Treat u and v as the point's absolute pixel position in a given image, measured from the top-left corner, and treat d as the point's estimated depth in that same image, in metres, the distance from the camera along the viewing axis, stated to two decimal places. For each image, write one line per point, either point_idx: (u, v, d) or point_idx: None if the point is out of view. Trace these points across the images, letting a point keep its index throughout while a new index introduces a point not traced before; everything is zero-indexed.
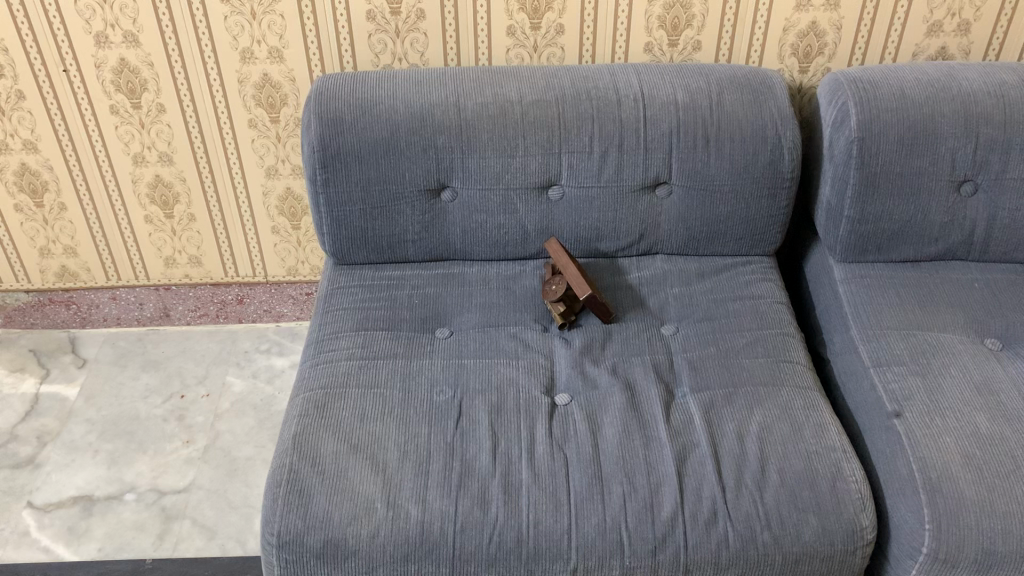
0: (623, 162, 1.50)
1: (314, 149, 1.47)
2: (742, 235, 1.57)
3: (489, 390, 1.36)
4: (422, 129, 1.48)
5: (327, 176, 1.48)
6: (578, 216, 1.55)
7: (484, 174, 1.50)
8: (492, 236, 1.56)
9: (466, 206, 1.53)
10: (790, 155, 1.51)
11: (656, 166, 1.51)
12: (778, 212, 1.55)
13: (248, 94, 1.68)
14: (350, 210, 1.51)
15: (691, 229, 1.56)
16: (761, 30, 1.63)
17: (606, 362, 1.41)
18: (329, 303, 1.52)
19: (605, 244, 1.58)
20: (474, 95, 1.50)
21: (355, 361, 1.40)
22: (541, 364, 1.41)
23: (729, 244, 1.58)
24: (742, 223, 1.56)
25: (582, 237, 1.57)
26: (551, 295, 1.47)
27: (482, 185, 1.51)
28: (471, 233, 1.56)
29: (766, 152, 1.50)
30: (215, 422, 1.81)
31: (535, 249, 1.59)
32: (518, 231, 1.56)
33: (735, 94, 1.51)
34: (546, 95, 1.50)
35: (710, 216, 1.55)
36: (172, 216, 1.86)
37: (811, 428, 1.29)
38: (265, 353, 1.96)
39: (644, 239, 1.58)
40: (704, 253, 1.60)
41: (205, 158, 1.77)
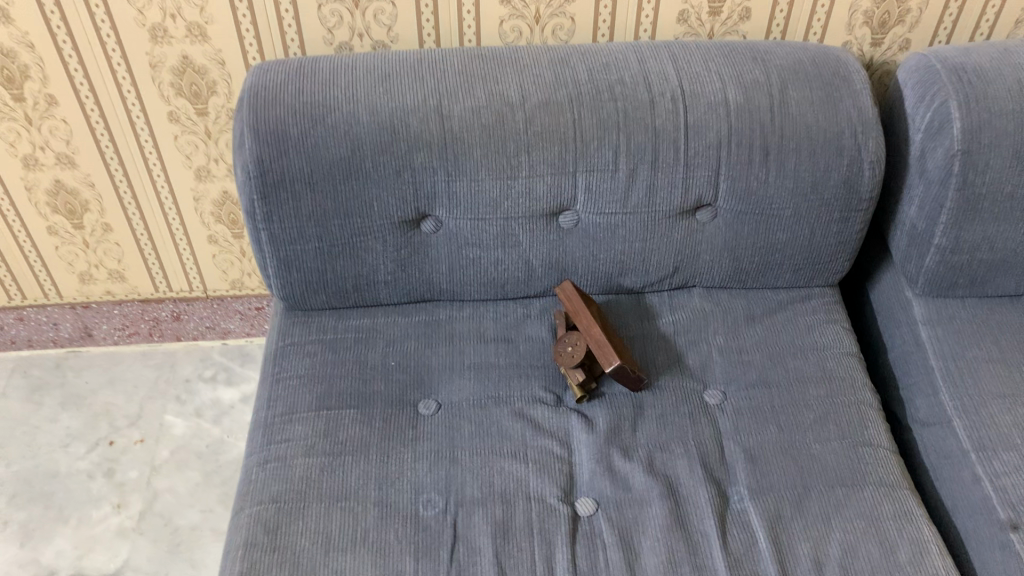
0: (656, 182, 1.16)
1: (249, 176, 1.10)
2: (800, 265, 1.25)
3: (492, 500, 1.06)
4: (393, 145, 1.11)
5: (268, 209, 1.12)
6: (597, 248, 1.21)
7: (476, 200, 1.15)
8: (487, 273, 1.22)
9: (453, 240, 1.19)
10: (871, 170, 1.16)
11: (698, 186, 1.17)
12: (849, 238, 1.22)
13: (165, 82, 1.29)
14: (302, 249, 1.16)
15: (739, 260, 1.23)
16: None
17: (638, 452, 1.10)
18: (280, 366, 1.19)
19: (630, 279, 1.25)
20: (461, 95, 1.13)
21: (315, 461, 1.09)
22: (556, 457, 1.10)
23: (785, 275, 1.26)
24: (802, 251, 1.23)
25: (600, 273, 1.24)
26: (566, 359, 1.14)
27: (474, 214, 1.16)
28: (459, 271, 1.22)
29: (841, 167, 1.15)
30: (153, 479, 1.50)
31: (540, 288, 1.25)
32: (520, 267, 1.22)
33: (800, 90, 1.15)
34: (556, 94, 1.14)
35: (763, 243, 1.22)
36: (82, 226, 1.48)
37: (907, 551, 1.01)
38: (210, 382, 1.64)
39: (679, 272, 1.25)
40: (752, 286, 1.28)
41: (116, 158, 1.39)
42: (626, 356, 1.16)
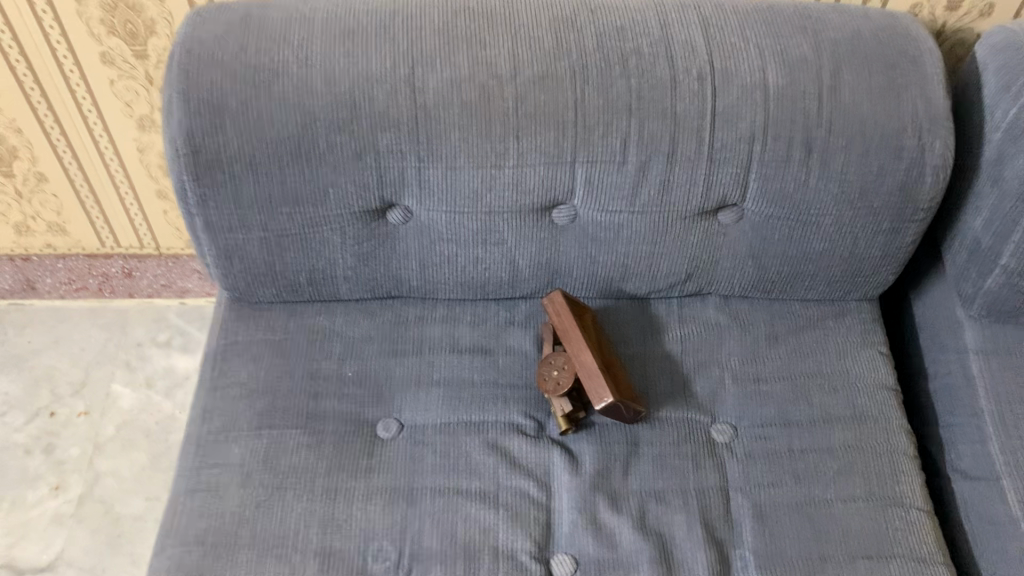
0: (672, 179, 0.96)
1: (178, 153, 0.91)
2: (837, 278, 1.05)
3: (454, 554, 0.90)
4: (352, 123, 0.91)
5: (203, 193, 0.93)
6: (597, 249, 1.02)
7: (453, 191, 0.96)
8: (465, 272, 1.03)
9: (425, 233, 1.00)
10: (934, 176, 0.95)
11: (721, 185, 0.96)
12: (898, 251, 1.02)
13: (94, 18, 1.08)
14: (245, 238, 0.98)
15: (765, 269, 1.04)
16: None
17: (628, 501, 0.94)
18: (219, 371, 1.02)
19: (634, 285, 1.06)
20: (439, 63, 0.92)
21: (252, 494, 0.93)
22: (532, 502, 0.94)
23: (818, 288, 1.07)
24: (841, 264, 1.03)
25: (599, 276, 1.05)
26: (551, 387, 0.97)
27: (450, 207, 0.97)
28: (432, 269, 1.03)
29: (899, 172, 0.95)
30: (95, 458, 1.35)
31: (528, 289, 1.07)
32: (505, 267, 1.03)
33: (855, 75, 0.94)
34: (556, 66, 0.92)
35: (795, 253, 1.02)
36: (12, 175, 1.29)
37: None
38: (163, 347, 1.48)
39: (693, 280, 1.05)
40: (777, 297, 1.09)
41: (44, 102, 1.18)
42: (620, 382, 0.99)
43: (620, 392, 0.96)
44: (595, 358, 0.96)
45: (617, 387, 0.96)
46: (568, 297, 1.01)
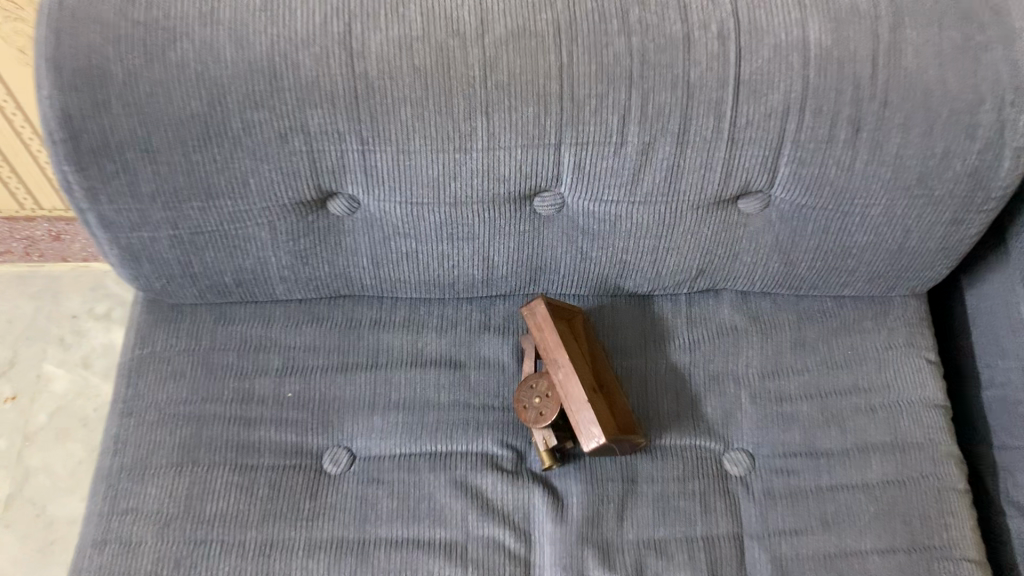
0: (681, 164, 0.76)
1: (53, 140, 0.71)
2: (879, 273, 0.87)
3: None
4: (273, 98, 0.71)
5: (91, 185, 0.74)
6: (588, 243, 0.83)
7: (406, 179, 0.76)
8: (428, 270, 0.85)
9: (376, 227, 0.81)
10: (1014, 158, 0.75)
11: (744, 170, 0.77)
12: (958, 244, 0.83)
13: None
14: (153, 235, 0.79)
15: (793, 264, 0.85)
16: None
17: (622, 555, 0.78)
18: (136, 390, 0.85)
19: (634, 282, 0.88)
20: (384, 18, 0.71)
21: (170, 549, 0.77)
22: (508, 556, 0.78)
23: (856, 284, 0.88)
24: (886, 257, 0.85)
25: (591, 273, 0.86)
26: (532, 418, 0.80)
27: (405, 197, 0.78)
28: (387, 266, 0.85)
29: (969, 153, 0.75)
30: (24, 452, 1.20)
31: (505, 288, 0.88)
32: (476, 264, 0.84)
33: (921, 30, 0.73)
34: (535, 21, 0.72)
35: (831, 246, 0.83)
36: None
37: None
38: (101, 320, 1.31)
39: (705, 276, 0.87)
40: (805, 292, 0.90)
41: None
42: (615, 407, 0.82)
43: (615, 422, 0.79)
44: (585, 384, 0.78)
45: (611, 416, 0.79)
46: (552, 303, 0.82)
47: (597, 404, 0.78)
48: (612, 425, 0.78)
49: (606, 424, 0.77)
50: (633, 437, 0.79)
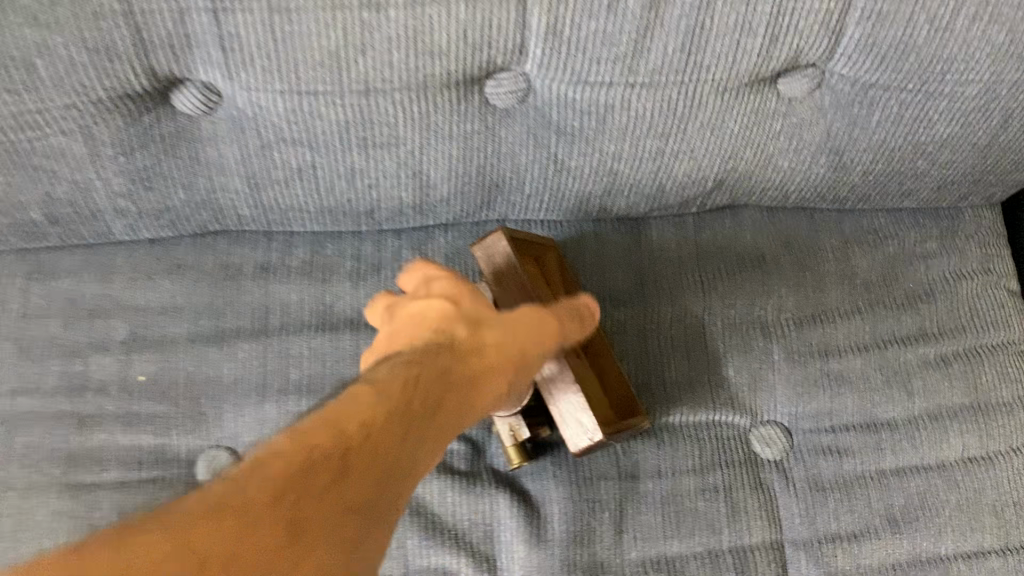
0: (706, 24, 0.51)
1: None
2: (955, 178, 0.64)
3: None
4: None
5: None
6: (563, 148, 0.58)
7: (288, 56, 0.49)
8: (333, 193, 0.59)
9: (247, 131, 0.54)
10: None
11: (793, 32, 0.52)
12: None
13: None
14: None
15: (843, 169, 0.62)
16: None
17: None
18: None
19: (624, 200, 0.63)
20: None
21: None
22: None
23: (921, 193, 0.65)
24: (969, 157, 0.62)
25: (566, 190, 0.61)
26: None
27: (289, 84, 0.51)
28: (273, 189, 0.58)
29: None
30: None
31: (447, 214, 0.63)
32: (403, 182, 0.59)
33: None
34: None
35: (898, 142, 0.60)
36: None
37: None
38: None
39: (722, 189, 0.63)
40: (850, 206, 0.67)
41: None
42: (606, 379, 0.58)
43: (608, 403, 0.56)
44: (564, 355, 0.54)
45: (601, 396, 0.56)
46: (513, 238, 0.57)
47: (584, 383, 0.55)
48: (605, 410, 0.55)
49: (598, 412, 0.54)
50: (636, 423, 0.56)
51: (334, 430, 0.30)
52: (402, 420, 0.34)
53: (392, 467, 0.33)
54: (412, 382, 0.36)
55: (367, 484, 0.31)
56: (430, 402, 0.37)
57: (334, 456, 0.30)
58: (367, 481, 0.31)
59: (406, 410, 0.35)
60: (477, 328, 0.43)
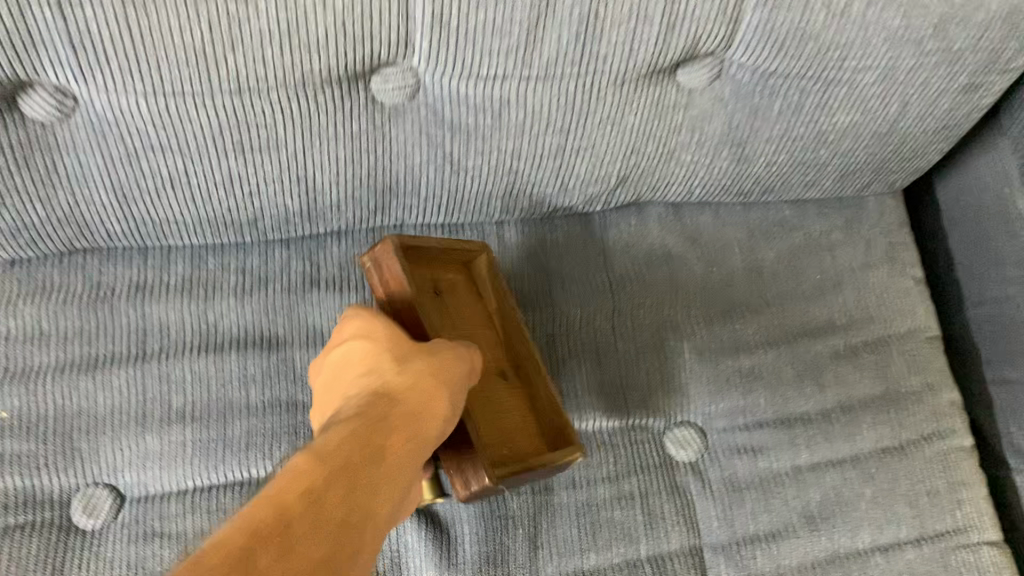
0: (601, 12, 0.48)
1: None
2: (856, 166, 0.63)
3: None
4: None
5: None
6: (459, 146, 0.55)
7: (147, 54, 0.45)
8: (212, 203, 0.55)
9: (108, 137, 0.49)
10: None
11: (690, 21, 0.50)
12: (964, 121, 0.60)
13: None
14: None
15: (746, 161, 0.61)
16: None
17: None
18: None
19: (525, 201, 0.61)
20: None
21: None
22: None
23: (823, 182, 0.65)
24: (869, 144, 0.61)
25: (465, 191, 0.58)
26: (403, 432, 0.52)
27: (151, 85, 0.47)
28: (144, 201, 0.54)
29: None
30: None
31: (339, 222, 0.59)
32: (288, 189, 0.55)
33: None
34: None
35: (800, 131, 0.59)
36: None
37: None
38: None
39: (625, 185, 0.61)
40: (755, 199, 0.66)
41: None
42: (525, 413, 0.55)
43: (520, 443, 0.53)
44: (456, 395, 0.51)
45: (509, 437, 0.53)
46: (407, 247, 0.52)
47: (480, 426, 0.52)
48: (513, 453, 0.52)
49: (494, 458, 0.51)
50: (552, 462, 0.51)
51: (276, 502, 0.30)
52: (372, 454, 0.36)
53: (351, 537, 0.32)
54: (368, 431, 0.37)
55: (323, 533, 0.31)
56: (389, 430, 0.38)
57: (305, 501, 0.31)
58: (343, 499, 0.33)
59: (368, 442, 0.36)
60: (412, 361, 0.42)
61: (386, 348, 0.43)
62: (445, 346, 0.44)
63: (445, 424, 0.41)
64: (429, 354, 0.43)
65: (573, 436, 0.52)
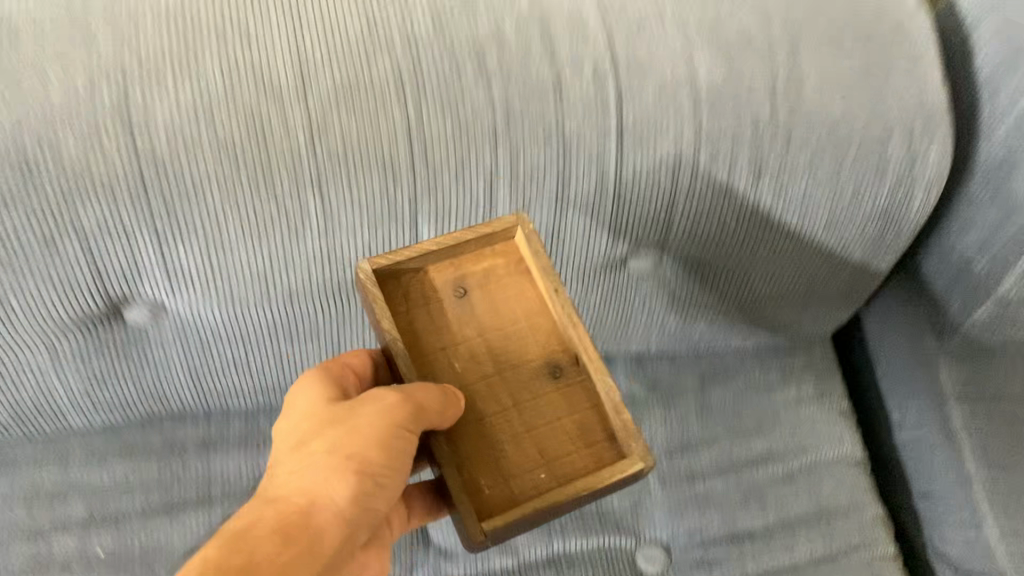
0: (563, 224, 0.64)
1: None
2: (783, 320, 0.78)
3: None
4: (26, 194, 0.54)
5: None
6: None
7: (223, 278, 0.60)
8: (265, 376, 0.69)
9: (189, 334, 0.64)
10: (925, 194, 0.67)
11: (631, 226, 0.66)
12: (864, 285, 0.75)
13: None
14: None
15: (690, 321, 0.76)
16: None
17: None
18: None
19: None
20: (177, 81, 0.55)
21: None
22: None
23: (759, 334, 0.79)
24: (790, 304, 0.76)
25: None
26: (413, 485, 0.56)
27: (225, 298, 0.62)
28: (213, 378, 0.68)
29: (876, 192, 0.67)
30: None
31: None
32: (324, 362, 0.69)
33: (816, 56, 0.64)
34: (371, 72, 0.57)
35: (732, 298, 0.74)
36: None
37: None
38: None
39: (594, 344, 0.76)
40: (755, 318, 0.77)
41: None
42: (578, 409, 0.50)
43: (558, 442, 0.49)
44: (486, 449, 0.48)
45: (551, 430, 0.50)
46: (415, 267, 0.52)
47: (505, 423, 0.49)
48: (559, 462, 0.48)
49: (528, 487, 0.47)
50: (607, 482, 0.47)
51: None
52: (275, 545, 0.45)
53: None
54: (251, 547, 0.44)
55: None
56: (291, 521, 0.46)
57: None
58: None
59: (272, 535, 0.45)
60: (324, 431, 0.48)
61: (316, 414, 0.50)
62: (371, 398, 0.48)
63: (361, 500, 0.47)
64: (349, 420, 0.48)
65: (637, 439, 0.48)
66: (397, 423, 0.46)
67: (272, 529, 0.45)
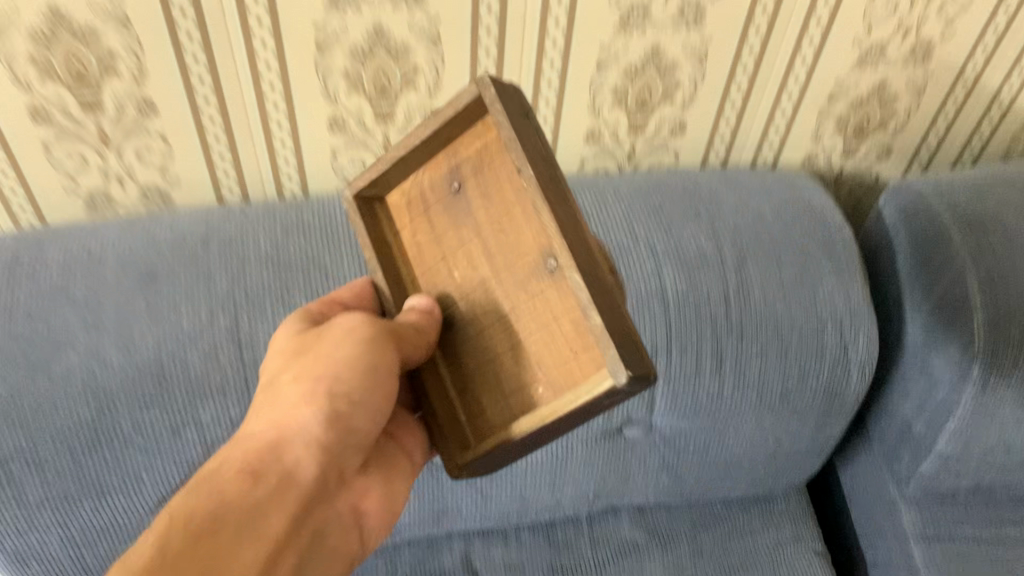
0: None
1: None
2: (761, 476, 0.92)
3: None
4: (161, 397, 0.73)
5: None
6: (488, 484, 0.85)
7: None
8: None
9: None
10: (860, 372, 0.84)
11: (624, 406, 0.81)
12: (825, 445, 0.90)
13: None
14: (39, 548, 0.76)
15: (680, 478, 0.90)
16: (786, 114, 0.92)
17: None
18: None
19: (534, 514, 0.90)
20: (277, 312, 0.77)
21: None
22: None
23: (741, 486, 0.93)
24: (765, 462, 0.90)
25: (493, 512, 0.88)
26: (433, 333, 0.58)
27: None
28: None
29: (820, 373, 0.83)
30: None
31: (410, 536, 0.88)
32: None
33: (761, 268, 0.81)
34: None
35: (714, 458, 0.89)
36: None
37: None
38: None
39: (601, 499, 0.91)
40: (737, 474, 0.92)
41: None
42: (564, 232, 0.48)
43: (539, 341, 0.50)
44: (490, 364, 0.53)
45: (530, 316, 0.51)
46: (389, 181, 0.59)
47: (495, 282, 0.53)
48: (565, 371, 0.49)
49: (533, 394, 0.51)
50: (574, 406, 0.47)
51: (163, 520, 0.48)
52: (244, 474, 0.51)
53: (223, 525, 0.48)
54: (220, 493, 0.50)
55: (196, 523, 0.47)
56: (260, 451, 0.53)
57: (183, 515, 0.48)
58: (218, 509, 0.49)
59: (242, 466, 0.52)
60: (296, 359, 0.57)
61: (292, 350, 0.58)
62: (344, 330, 0.56)
63: (323, 428, 0.54)
64: (318, 347, 0.56)
65: (601, 354, 0.46)
66: (367, 333, 0.55)
67: (237, 470, 0.51)
